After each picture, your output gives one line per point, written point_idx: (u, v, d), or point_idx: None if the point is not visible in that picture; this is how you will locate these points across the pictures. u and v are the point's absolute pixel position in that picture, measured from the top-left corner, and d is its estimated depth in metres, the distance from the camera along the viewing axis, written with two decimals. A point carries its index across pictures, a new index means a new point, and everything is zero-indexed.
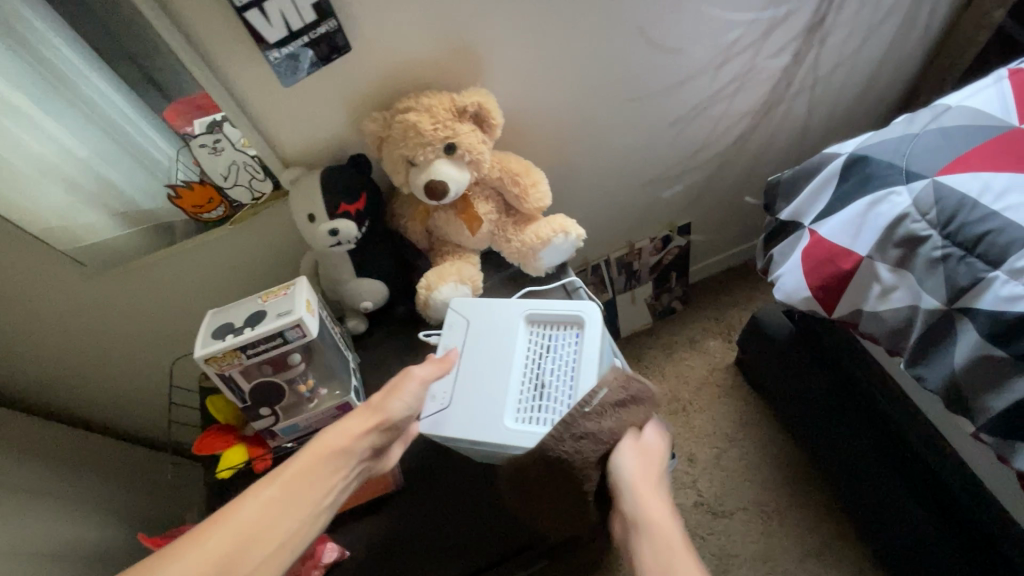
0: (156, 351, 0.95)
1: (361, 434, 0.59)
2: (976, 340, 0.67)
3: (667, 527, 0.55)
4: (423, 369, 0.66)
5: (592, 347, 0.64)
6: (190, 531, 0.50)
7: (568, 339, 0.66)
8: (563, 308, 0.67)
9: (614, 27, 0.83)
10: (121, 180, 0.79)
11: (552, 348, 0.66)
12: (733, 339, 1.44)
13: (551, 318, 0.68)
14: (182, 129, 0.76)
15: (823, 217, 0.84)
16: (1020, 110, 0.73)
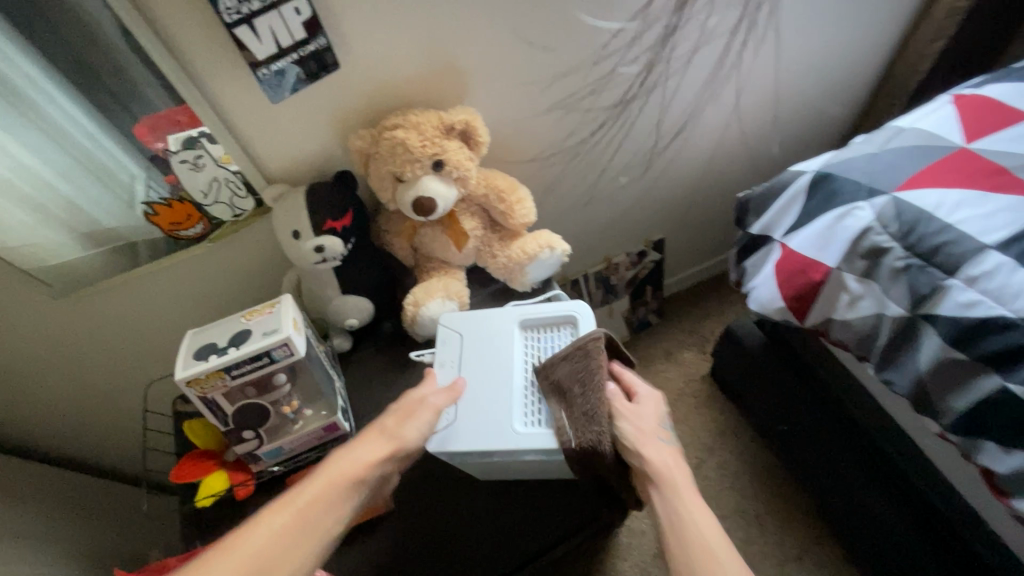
0: (128, 374, 0.91)
1: (375, 462, 0.57)
2: (939, 344, 0.71)
3: (673, 480, 0.59)
4: (435, 397, 0.64)
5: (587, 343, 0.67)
6: (204, 557, 0.49)
7: (563, 337, 0.69)
8: (553, 309, 0.70)
9: (595, 51, 0.85)
10: (88, 202, 0.71)
11: (547, 347, 0.69)
12: (708, 350, 1.48)
13: (542, 320, 0.71)
14: (154, 145, 0.68)
15: (792, 232, 0.89)
16: (966, 132, 0.79)
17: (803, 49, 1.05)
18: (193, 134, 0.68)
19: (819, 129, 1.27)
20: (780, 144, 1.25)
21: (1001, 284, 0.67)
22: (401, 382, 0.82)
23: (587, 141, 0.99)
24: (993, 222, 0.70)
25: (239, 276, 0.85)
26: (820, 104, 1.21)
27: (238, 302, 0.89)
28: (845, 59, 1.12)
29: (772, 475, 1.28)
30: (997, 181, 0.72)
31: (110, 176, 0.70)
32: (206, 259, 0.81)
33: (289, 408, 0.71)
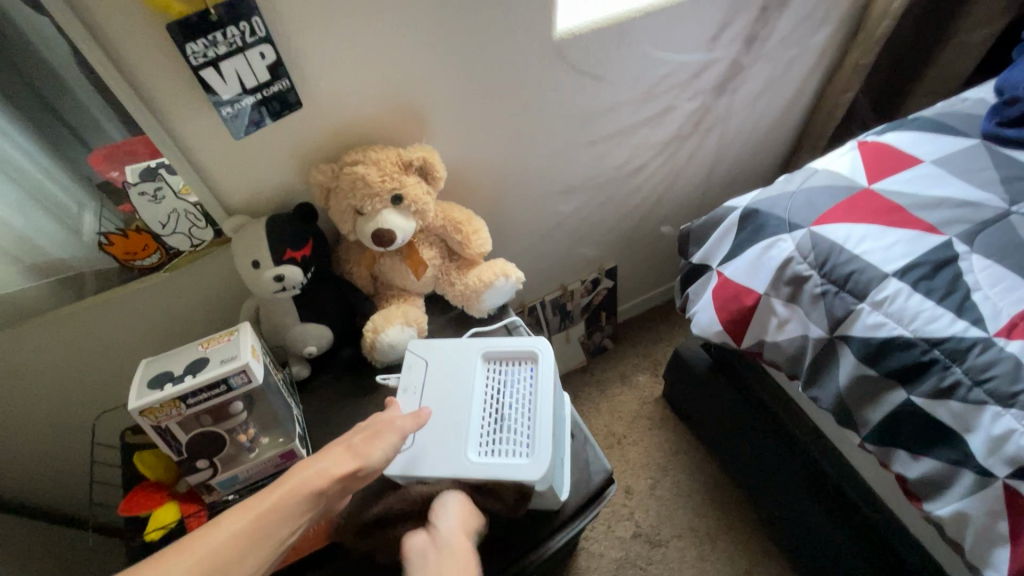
0: (72, 407, 0.88)
1: (338, 478, 0.57)
2: (853, 362, 0.79)
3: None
4: (402, 420, 0.65)
5: (548, 380, 0.69)
6: (152, 556, 0.49)
7: (524, 372, 0.71)
8: (516, 343, 0.73)
9: (549, 95, 0.92)
10: (43, 237, 0.74)
11: (508, 383, 0.71)
12: (660, 373, 1.55)
13: (505, 354, 0.73)
14: (107, 173, 0.71)
15: (727, 261, 0.97)
16: (870, 174, 0.89)
17: (736, 97, 1.16)
18: (150, 164, 0.70)
19: (754, 168, 1.38)
20: (719, 181, 1.35)
21: (902, 307, 0.75)
22: (360, 408, 0.83)
23: (541, 177, 1.05)
24: (893, 252, 0.79)
25: (198, 307, 0.86)
26: (753, 146, 1.32)
27: (195, 331, 0.89)
28: (774, 106, 1.24)
29: (722, 493, 1.34)
30: (896, 217, 0.82)
31: (58, 209, 0.73)
32: (162, 290, 0.81)
33: (244, 436, 0.72)
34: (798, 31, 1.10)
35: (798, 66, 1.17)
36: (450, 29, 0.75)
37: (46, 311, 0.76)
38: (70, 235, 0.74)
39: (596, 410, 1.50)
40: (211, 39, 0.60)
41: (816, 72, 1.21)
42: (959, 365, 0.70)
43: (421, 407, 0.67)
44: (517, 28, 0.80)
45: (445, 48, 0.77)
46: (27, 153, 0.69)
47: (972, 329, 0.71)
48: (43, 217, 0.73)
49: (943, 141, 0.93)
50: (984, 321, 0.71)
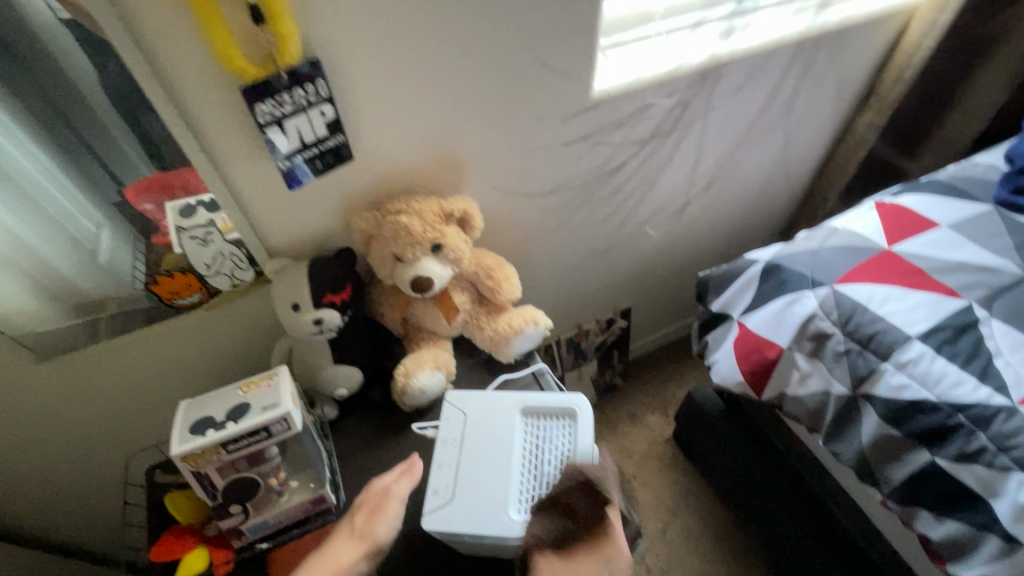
0: (95, 437, 0.88)
1: (350, 563, 0.63)
2: (877, 421, 0.81)
3: None
4: (397, 486, 0.70)
5: (585, 437, 0.70)
6: None
7: (563, 429, 0.72)
8: (556, 400, 0.74)
9: (581, 148, 0.95)
10: (76, 273, 0.79)
11: (547, 438, 0.72)
12: (670, 414, 1.55)
13: (544, 409, 0.74)
14: (142, 205, 0.76)
15: (748, 312, 0.99)
16: (889, 235, 0.92)
17: (755, 150, 1.19)
18: (190, 203, 0.75)
19: (767, 215, 1.41)
20: (734, 227, 1.38)
21: (925, 370, 0.78)
22: (387, 451, 0.83)
23: (567, 223, 1.07)
24: (915, 315, 0.81)
25: (230, 343, 0.87)
26: (768, 195, 1.35)
27: (222, 366, 0.89)
28: (790, 159, 1.28)
29: (733, 539, 1.34)
30: (916, 280, 0.85)
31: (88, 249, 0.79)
32: (197, 327, 0.83)
33: (274, 481, 0.71)
34: (817, 91, 1.14)
35: (815, 123, 1.21)
36: (496, 87, 0.78)
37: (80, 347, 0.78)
38: (81, 255, 0.78)
39: (606, 449, 1.50)
40: (278, 99, 0.63)
41: (831, 129, 1.26)
42: (983, 432, 0.72)
43: (411, 458, 0.73)
44: (557, 87, 0.84)
45: (489, 104, 0.80)
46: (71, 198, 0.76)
47: (995, 397, 0.73)
48: (52, 234, 0.76)
49: (957, 206, 0.96)
50: (1007, 388, 0.73)
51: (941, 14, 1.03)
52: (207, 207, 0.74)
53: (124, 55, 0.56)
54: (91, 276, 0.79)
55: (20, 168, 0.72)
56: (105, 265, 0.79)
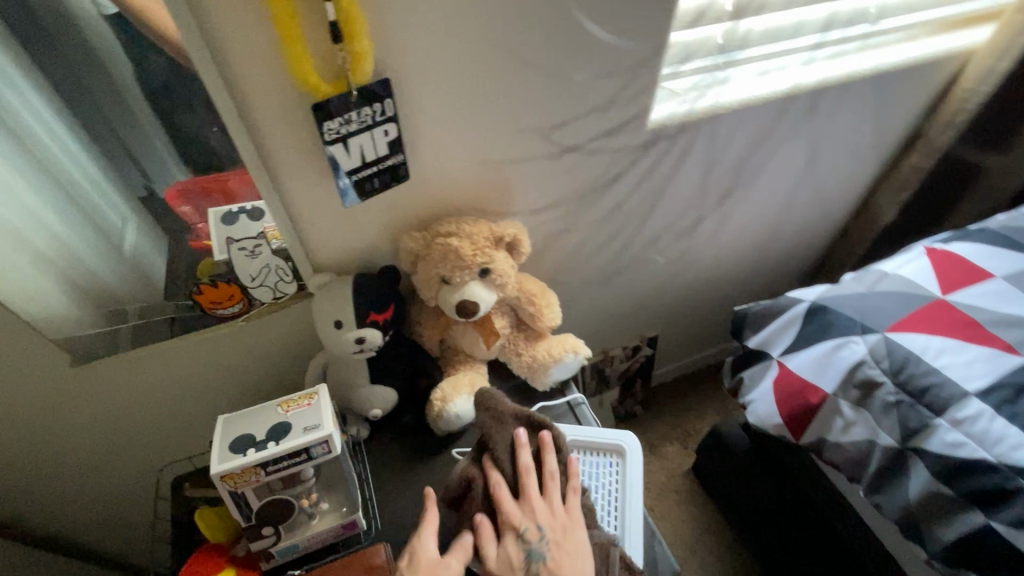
0: (116, 435, 0.87)
1: None
2: (926, 477, 0.78)
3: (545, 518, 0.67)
4: (429, 544, 0.65)
5: (635, 476, 0.77)
6: None
7: (612, 465, 0.78)
8: (606, 436, 0.80)
9: (627, 176, 0.93)
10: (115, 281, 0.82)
11: (596, 474, 0.78)
12: (690, 446, 1.50)
13: (593, 445, 0.80)
14: (178, 207, 0.81)
15: (790, 352, 0.97)
16: (942, 284, 0.90)
17: (800, 185, 1.17)
18: (233, 210, 0.78)
19: (802, 251, 1.38)
20: (768, 261, 1.35)
21: (983, 429, 0.75)
22: (418, 476, 0.81)
23: (605, 249, 1.05)
24: (972, 370, 0.79)
25: (262, 351, 0.86)
26: (806, 231, 1.32)
27: (253, 373, 0.88)
28: (832, 196, 1.25)
29: None
30: (972, 333, 0.82)
31: (128, 259, 0.83)
32: (237, 335, 0.83)
33: (306, 501, 0.69)
34: (866, 130, 1.12)
35: (861, 162, 1.20)
36: (554, 114, 0.78)
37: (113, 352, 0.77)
38: (115, 254, 0.82)
39: None
40: (345, 118, 0.62)
41: (875, 168, 1.23)
42: None
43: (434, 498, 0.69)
44: (613, 116, 0.83)
45: (545, 129, 0.79)
46: (119, 213, 0.83)
47: None
48: (93, 240, 0.82)
49: (1012, 256, 0.93)
50: None
51: (1000, 61, 1.02)
52: (249, 214, 0.76)
53: (201, 65, 0.55)
54: (124, 275, 0.83)
55: (71, 177, 0.79)
56: (136, 263, 0.83)
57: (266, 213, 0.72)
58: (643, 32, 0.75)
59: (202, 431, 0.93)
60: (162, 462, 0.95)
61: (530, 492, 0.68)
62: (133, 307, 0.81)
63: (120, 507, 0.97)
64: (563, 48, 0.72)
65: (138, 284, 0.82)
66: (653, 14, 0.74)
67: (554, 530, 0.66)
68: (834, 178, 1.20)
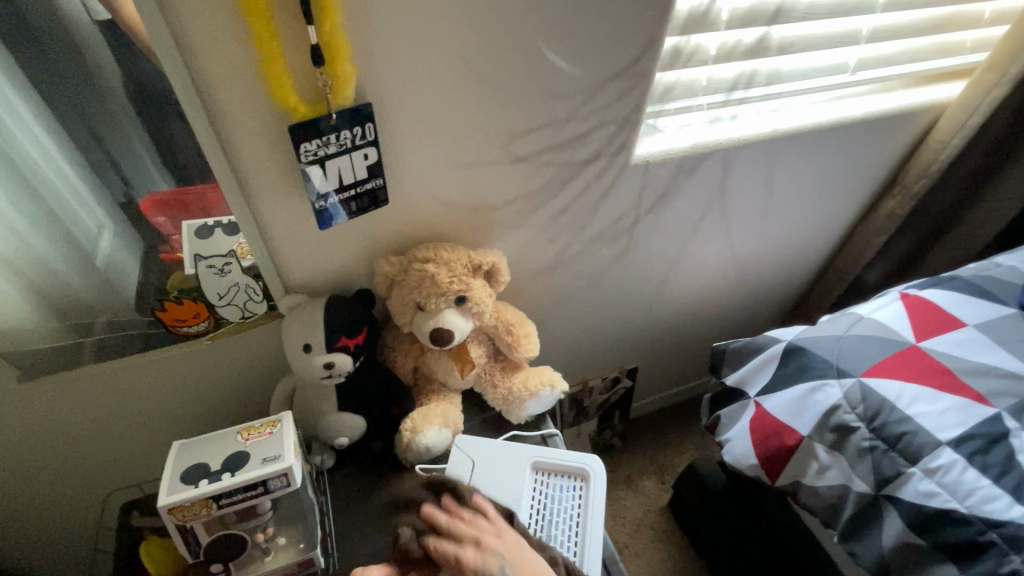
0: (60, 453, 0.81)
1: None
2: (899, 527, 0.77)
3: (506, 549, 0.53)
4: None
5: (597, 500, 0.74)
6: None
7: (574, 489, 0.75)
8: (570, 460, 0.77)
9: (607, 208, 0.93)
10: (87, 291, 0.82)
11: (557, 498, 0.74)
12: (667, 481, 1.47)
13: (557, 467, 0.76)
14: (153, 216, 0.81)
15: (767, 392, 0.96)
16: (915, 330, 0.91)
17: (780, 224, 1.18)
18: (210, 223, 0.77)
19: (782, 287, 1.39)
20: (748, 297, 1.36)
21: (955, 480, 0.75)
22: (384, 509, 0.78)
23: (585, 280, 1.04)
24: (945, 420, 0.79)
25: (225, 370, 0.83)
26: (785, 269, 1.33)
27: (212, 393, 0.84)
28: (810, 237, 1.27)
29: None
30: (945, 381, 0.83)
31: (99, 271, 0.82)
32: (203, 355, 0.80)
33: (262, 536, 0.66)
34: (845, 175, 1.15)
35: (839, 204, 1.22)
36: (535, 147, 0.78)
37: (69, 368, 0.75)
38: (87, 263, 0.82)
39: None
40: (324, 140, 0.61)
41: (853, 211, 1.26)
42: (1018, 555, 0.68)
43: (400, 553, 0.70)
44: (595, 152, 0.83)
45: (526, 161, 0.79)
46: (98, 222, 0.83)
47: None
48: (65, 249, 0.80)
49: (982, 305, 0.94)
50: None
51: (970, 117, 1.05)
52: (227, 228, 0.75)
53: (178, 82, 0.54)
54: (94, 283, 0.82)
55: (50, 185, 0.78)
56: (110, 272, 0.82)
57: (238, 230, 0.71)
58: (626, 72, 0.76)
59: (159, 452, 0.89)
60: (113, 485, 0.89)
61: (464, 535, 0.54)
62: (102, 319, 0.80)
63: (65, 531, 0.92)
64: (549, 82, 0.72)
65: (109, 294, 0.82)
66: (638, 54, 0.75)
67: (507, 547, 0.54)
68: (812, 219, 1.22)
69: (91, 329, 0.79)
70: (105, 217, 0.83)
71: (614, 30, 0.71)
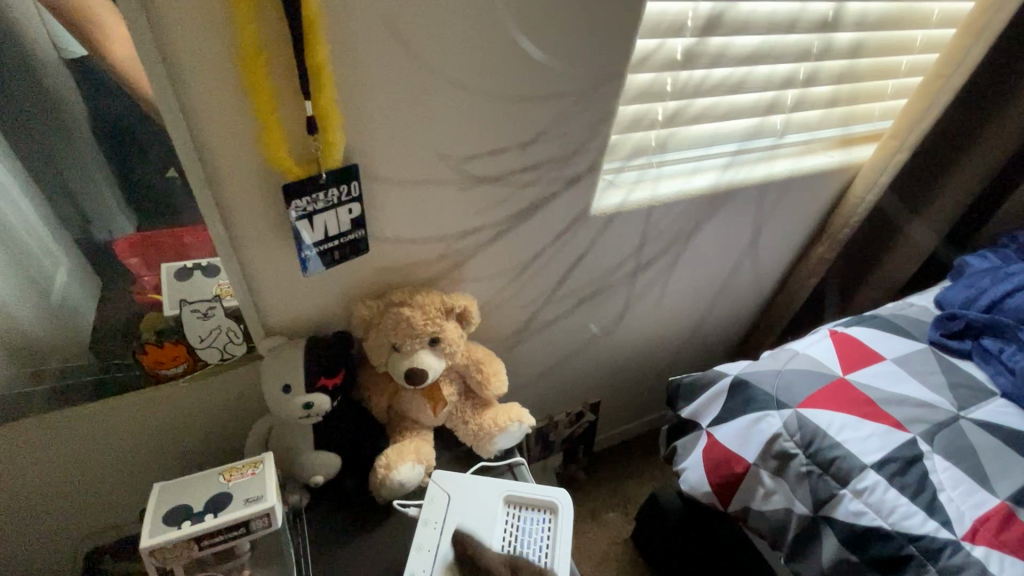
0: (14, 499, 0.79)
1: None
2: (835, 545, 0.85)
3: None
4: None
5: (566, 533, 0.76)
6: None
7: (543, 523, 0.77)
8: (541, 493, 0.79)
9: (568, 255, 1.01)
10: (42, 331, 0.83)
11: (526, 531, 0.76)
12: (630, 513, 1.52)
13: (528, 501, 0.79)
14: (126, 257, 0.85)
15: (717, 423, 1.04)
16: (843, 364, 1.02)
17: (726, 266, 1.30)
18: (187, 266, 0.81)
19: (730, 324, 1.50)
20: (699, 333, 1.46)
21: (879, 499, 0.84)
22: (359, 547, 0.79)
23: (550, 319, 1.11)
24: (869, 444, 0.88)
25: (199, 411, 0.84)
26: (731, 309, 1.45)
27: (183, 434, 0.85)
28: (753, 279, 1.40)
29: None
30: (869, 411, 0.93)
31: (61, 313, 0.84)
32: (179, 399, 0.81)
33: None
34: (780, 223, 1.28)
35: (776, 249, 1.35)
36: (503, 202, 0.86)
37: (19, 418, 0.73)
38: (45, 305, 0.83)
39: None
40: (313, 197, 0.67)
41: (788, 255, 1.39)
42: (933, 565, 0.77)
43: None
44: (557, 206, 0.92)
45: (494, 213, 0.86)
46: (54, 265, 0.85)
47: (942, 530, 0.79)
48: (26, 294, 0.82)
49: (899, 341, 1.07)
50: (952, 523, 0.79)
51: (880, 175, 1.21)
52: (204, 271, 0.79)
53: (179, 144, 0.59)
54: (45, 319, 0.83)
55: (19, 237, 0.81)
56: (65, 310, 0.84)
57: (221, 273, 0.74)
58: (586, 138, 0.86)
59: (125, 499, 0.87)
60: (75, 534, 0.87)
61: None
62: (54, 364, 0.82)
63: None
64: (517, 145, 0.80)
65: (65, 331, 0.85)
66: (595, 120, 0.84)
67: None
68: (754, 263, 1.34)
69: (43, 373, 0.80)
70: (60, 253, 0.86)
71: (572, 102, 0.80)
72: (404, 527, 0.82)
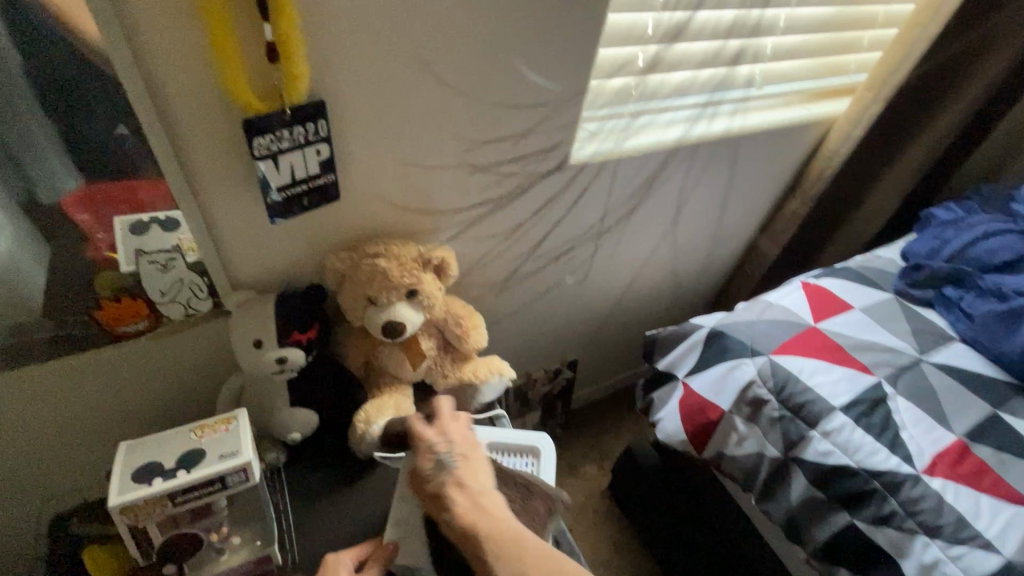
0: None
1: None
2: (804, 483, 0.89)
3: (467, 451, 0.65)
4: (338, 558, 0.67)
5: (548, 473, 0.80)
6: None
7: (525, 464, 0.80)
8: (521, 438, 0.82)
9: (546, 207, 0.99)
10: None
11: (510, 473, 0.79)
12: (606, 465, 1.56)
13: (510, 447, 0.82)
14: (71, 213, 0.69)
15: (693, 373, 1.06)
16: (813, 313, 1.05)
17: (702, 222, 1.30)
18: (143, 219, 0.71)
19: (705, 281, 1.52)
20: (674, 290, 1.47)
21: (846, 439, 0.87)
22: (340, 501, 0.78)
23: (528, 273, 1.10)
24: (838, 387, 0.92)
25: (165, 370, 0.81)
26: (705, 266, 1.46)
27: (149, 394, 0.82)
28: (728, 235, 1.41)
29: None
30: (837, 355, 0.96)
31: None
32: (142, 355, 0.78)
33: (216, 536, 0.66)
34: (756, 179, 1.28)
35: (751, 205, 1.35)
36: (480, 150, 0.82)
37: None
38: None
39: None
40: (277, 135, 0.62)
41: (762, 211, 1.40)
42: (894, 497, 0.82)
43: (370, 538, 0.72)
44: (534, 154, 0.88)
45: (471, 164, 0.83)
46: None
47: (903, 465, 0.83)
48: None
49: (867, 291, 1.10)
50: (912, 459, 0.83)
51: (855, 128, 1.21)
52: (163, 224, 0.71)
53: (123, 71, 0.54)
54: None
55: None
56: None
57: (180, 222, 0.70)
58: (567, 79, 0.82)
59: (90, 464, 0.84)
60: (38, 502, 0.84)
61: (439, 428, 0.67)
62: None
63: None
64: (495, 86, 0.76)
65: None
66: (576, 62, 0.81)
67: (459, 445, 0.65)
68: (729, 218, 1.35)
69: None
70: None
71: (552, 41, 0.76)
72: (385, 480, 0.81)
